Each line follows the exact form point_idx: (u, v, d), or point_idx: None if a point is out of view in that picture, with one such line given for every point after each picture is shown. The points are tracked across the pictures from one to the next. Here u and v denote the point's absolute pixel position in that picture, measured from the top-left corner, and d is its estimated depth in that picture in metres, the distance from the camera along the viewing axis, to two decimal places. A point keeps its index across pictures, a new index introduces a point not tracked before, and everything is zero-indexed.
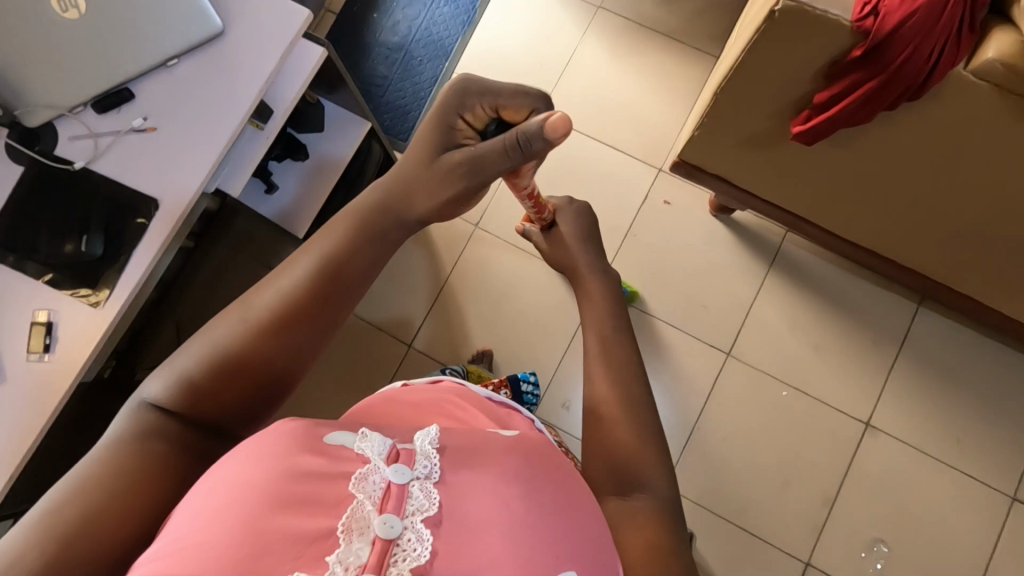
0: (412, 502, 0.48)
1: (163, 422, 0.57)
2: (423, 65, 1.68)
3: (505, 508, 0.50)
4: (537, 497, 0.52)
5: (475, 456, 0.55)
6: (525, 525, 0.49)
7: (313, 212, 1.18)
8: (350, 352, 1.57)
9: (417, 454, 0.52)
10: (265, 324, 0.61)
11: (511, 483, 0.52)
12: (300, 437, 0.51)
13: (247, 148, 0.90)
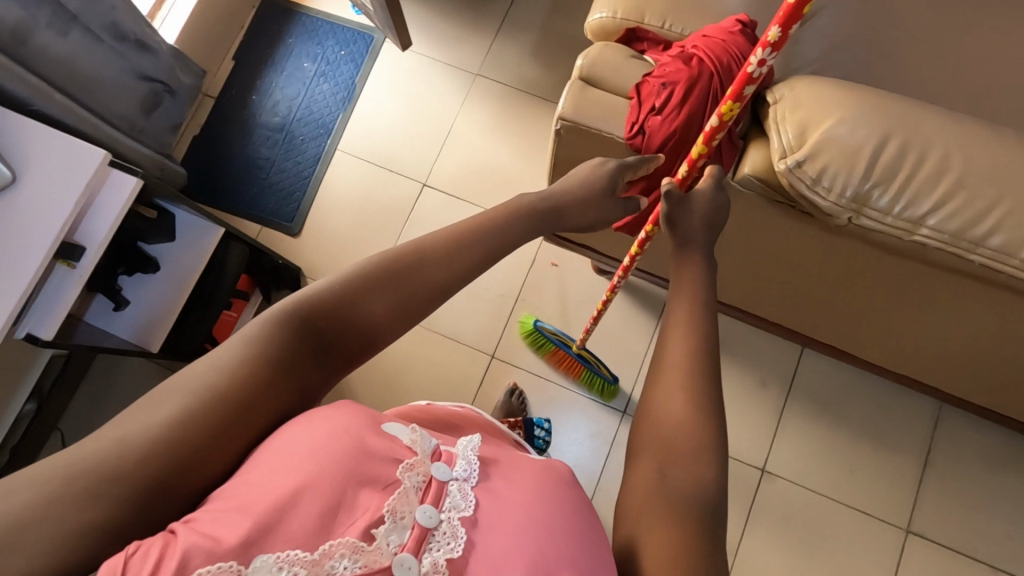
0: (450, 492, 0.53)
1: (303, 339, 0.56)
2: (306, 144, 1.69)
3: (533, 498, 0.54)
4: (562, 502, 0.55)
5: (510, 459, 0.60)
6: (548, 516, 0.53)
7: (165, 327, 1.15)
8: None
9: (458, 456, 0.57)
10: (431, 280, 0.62)
11: (536, 479, 0.57)
12: (361, 419, 0.54)
13: (59, 289, 0.88)
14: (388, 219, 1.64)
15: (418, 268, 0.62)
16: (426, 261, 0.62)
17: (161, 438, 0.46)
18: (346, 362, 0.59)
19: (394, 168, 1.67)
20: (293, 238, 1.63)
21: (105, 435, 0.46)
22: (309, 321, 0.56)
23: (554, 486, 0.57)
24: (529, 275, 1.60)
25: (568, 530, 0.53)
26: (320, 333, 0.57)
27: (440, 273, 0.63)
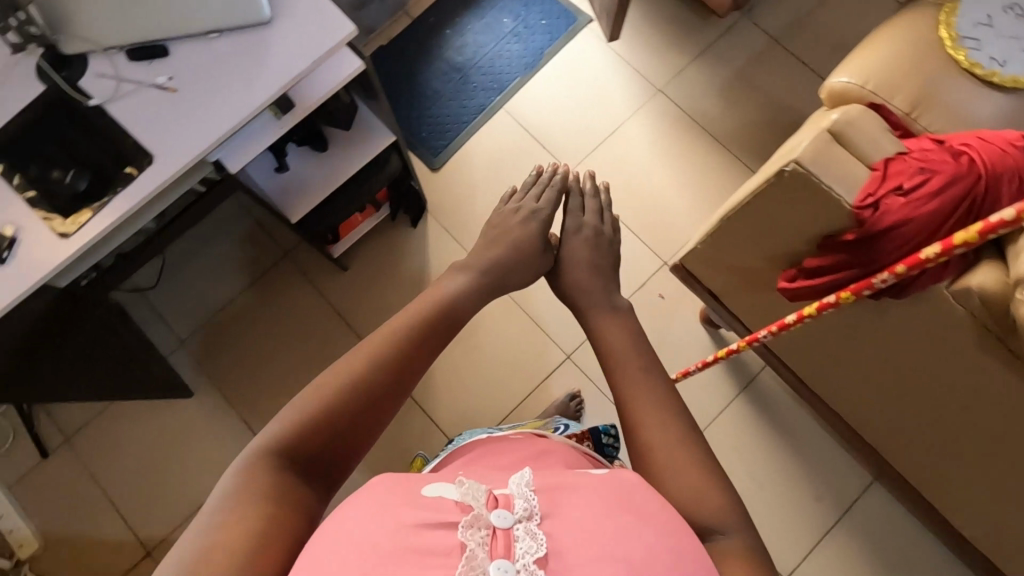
0: (517, 534, 0.48)
1: (283, 470, 0.57)
2: (476, 92, 1.72)
3: (617, 520, 0.50)
4: (648, 525, 0.50)
5: (570, 481, 0.56)
6: (641, 536, 0.49)
7: (310, 203, 1.20)
8: (310, 337, 1.58)
9: (515, 497, 0.51)
10: (377, 367, 0.64)
11: (615, 498, 0.53)
12: (396, 499, 0.53)
13: (257, 132, 0.93)
14: None
15: (368, 370, 0.64)
16: (375, 366, 0.64)
17: (235, 546, 0.49)
18: (330, 476, 0.60)
19: (548, 146, 1.69)
20: (431, 173, 1.67)
21: (187, 552, 0.49)
22: (282, 455, 0.57)
23: (634, 500, 0.53)
24: (632, 297, 1.58)
25: (667, 550, 0.48)
26: (294, 459, 0.58)
27: (386, 371, 0.65)
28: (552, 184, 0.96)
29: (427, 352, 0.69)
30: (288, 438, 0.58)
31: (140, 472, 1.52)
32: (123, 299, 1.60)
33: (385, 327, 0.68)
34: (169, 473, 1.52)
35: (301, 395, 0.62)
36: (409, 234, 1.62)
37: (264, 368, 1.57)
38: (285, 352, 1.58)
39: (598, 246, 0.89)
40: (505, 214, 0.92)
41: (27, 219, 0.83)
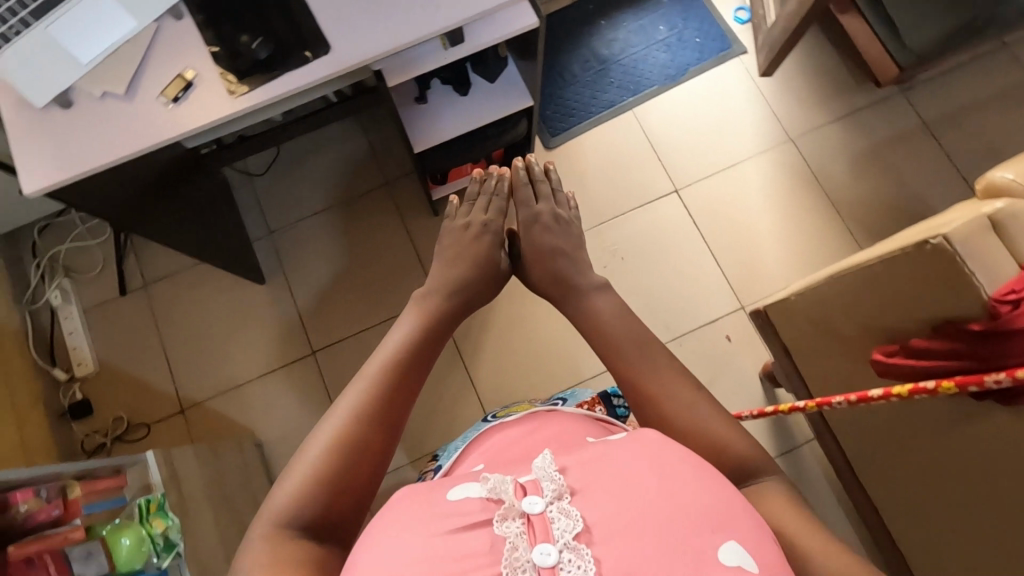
0: (553, 515, 0.48)
1: (298, 540, 0.56)
2: (611, 87, 1.73)
3: (647, 476, 0.49)
4: (685, 478, 0.50)
5: (583, 454, 0.55)
6: (680, 489, 0.48)
7: (435, 140, 1.24)
8: (385, 266, 1.64)
9: (541, 480, 0.51)
10: (364, 418, 0.64)
11: (641, 456, 0.52)
12: (422, 510, 0.51)
13: (422, 56, 0.99)
14: (626, 194, 1.66)
15: (354, 424, 0.63)
16: (360, 418, 0.63)
17: None
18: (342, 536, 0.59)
19: (663, 160, 1.68)
20: (543, 150, 1.69)
21: None
22: (293, 530, 0.56)
23: (661, 456, 0.53)
24: (698, 329, 1.56)
25: (706, 493, 0.49)
26: (306, 529, 0.57)
27: (370, 422, 0.64)
28: (493, 189, 0.99)
29: (405, 391, 0.68)
30: (295, 513, 0.57)
31: (196, 336, 1.62)
32: (230, 177, 1.70)
33: (358, 379, 0.68)
34: (221, 346, 1.61)
35: (294, 463, 0.61)
36: None
37: (334, 280, 1.64)
38: (356, 272, 1.64)
39: (558, 229, 0.93)
40: (456, 232, 0.94)
41: (209, 73, 0.92)
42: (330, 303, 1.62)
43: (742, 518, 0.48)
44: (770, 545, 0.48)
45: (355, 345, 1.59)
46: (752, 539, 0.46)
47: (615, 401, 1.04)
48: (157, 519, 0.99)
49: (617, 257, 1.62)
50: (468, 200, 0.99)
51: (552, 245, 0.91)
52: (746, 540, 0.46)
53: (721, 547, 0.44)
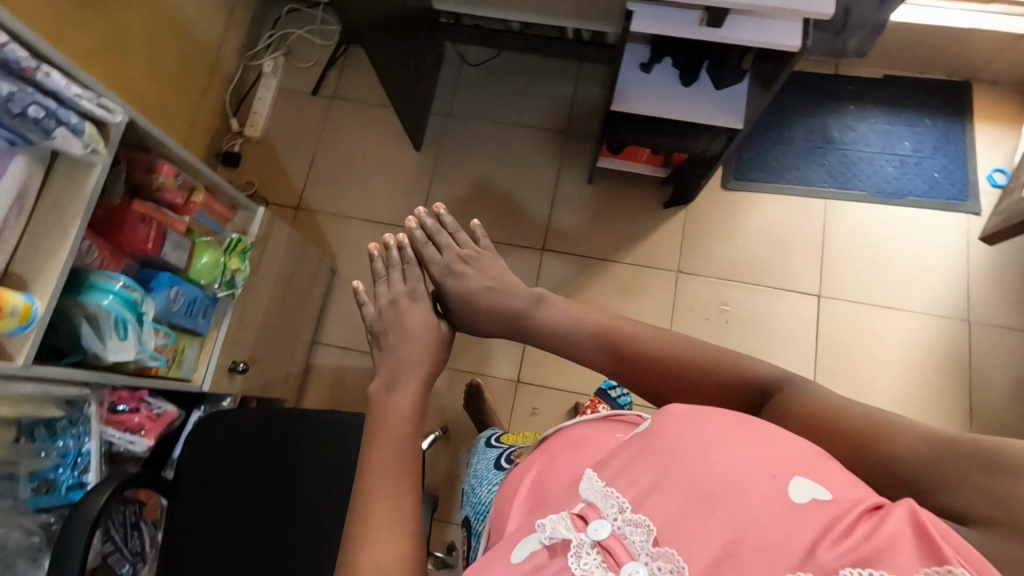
0: (625, 534, 0.47)
1: None
2: (820, 169, 1.64)
3: (691, 449, 0.49)
4: (733, 438, 0.48)
5: (618, 458, 0.53)
6: (731, 454, 0.47)
7: (635, 109, 1.24)
8: (520, 197, 1.69)
9: (597, 505, 0.50)
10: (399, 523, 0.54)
11: (678, 432, 0.51)
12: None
13: (676, 19, 0.98)
14: (769, 269, 1.58)
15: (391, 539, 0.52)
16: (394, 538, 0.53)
17: None
18: None
19: (826, 261, 1.58)
20: (718, 186, 1.65)
21: None
22: None
23: (698, 422, 0.51)
24: None
25: (754, 442, 0.48)
26: None
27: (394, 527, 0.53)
28: (399, 261, 0.74)
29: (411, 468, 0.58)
30: None
31: (343, 157, 1.76)
32: (449, 53, 1.81)
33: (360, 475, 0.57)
34: (355, 177, 1.74)
35: None
36: (654, 208, 1.64)
37: (473, 182, 1.71)
38: (494, 188, 1.70)
39: (484, 270, 0.72)
40: (374, 326, 0.69)
41: None
42: (458, 198, 1.70)
43: (807, 451, 0.47)
44: (836, 460, 0.47)
45: None
46: (826, 467, 0.46)
47: (614, 394, 1.25)
48: (236, 257, 1.12)
49: (722, 317, 1.55)
50: (376, 280, 0.74)
51: (478, 296, 0.70)
52: (810, 468, 0.45)
53: (791, 485, 0.44)
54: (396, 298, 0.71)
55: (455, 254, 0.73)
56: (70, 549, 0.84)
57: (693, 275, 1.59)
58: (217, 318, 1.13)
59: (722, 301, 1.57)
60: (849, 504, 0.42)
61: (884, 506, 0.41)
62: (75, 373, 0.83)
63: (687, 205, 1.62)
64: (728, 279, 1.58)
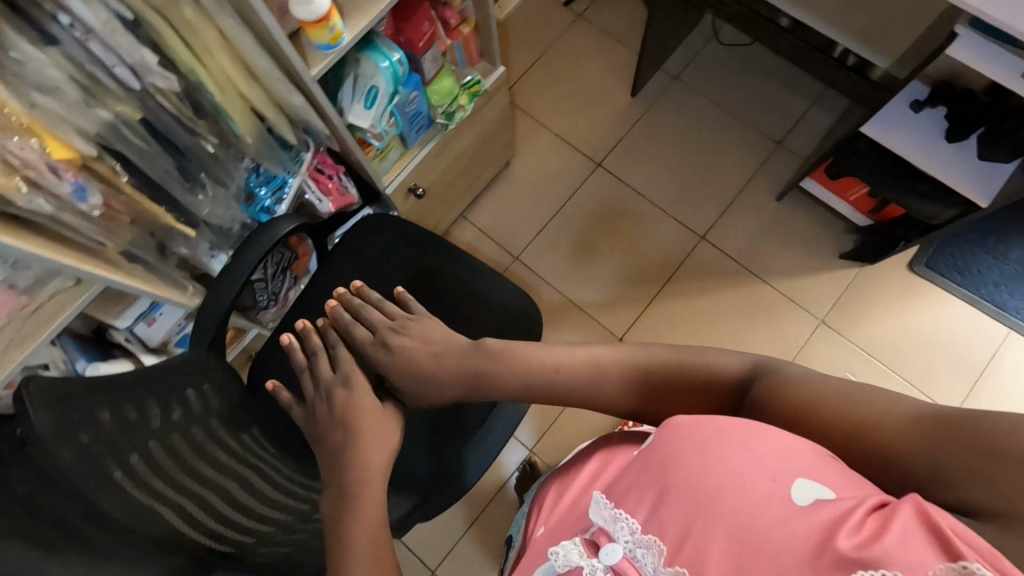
0: (636, 556, 0.60)
1: None
2: (1019, 298, 1.50)
3: (687, 462, 0.61)
4: (731, 452, 0.60)
5: (622, 482, 0.66)
6: (729, 464, 0.59)
7: (884, 141, 1.19)
8: (705, 181, 1.67)
9: (607, 530, 0.64)
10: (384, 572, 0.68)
11: (675, 448, 0.63)
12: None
13: (999, 60, 0.93)
14: (914, 364, 1.49)
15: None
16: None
17: None
18: None
19: (977, 387, 1.46)
20: (903, 263, 1.56)
21: None
22: None
23: (703, 437, 0.62)
24: None
25: (748, 451, 0.59)
26: None
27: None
28: (322, 343, 0.88)
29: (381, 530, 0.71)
30: None
31: (562, 69, 1.78)
32: (705, 21, 1.79)
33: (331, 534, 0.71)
34: (563, 91, 1.77)
35: None
36: (827, 252, 1.58)
37: (667, 148, 1.71)
38: (684, 160, 1.69)
39: (407, 333, 0.86)
40: (323, 413, 0.82)
41: None
42: (646, 155, 1.71)
43: (803, 454, 0.58)
44: (833, 462, 0.58)
45: (622, 193, 1.68)
46: (819, 467, 0.57)
47: None
48: (467, 97, 1.17)
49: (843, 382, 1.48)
50: (309, 369, 0.87)
51: (407, 362, 0.83)
52: (809, 471, 0.57)
53: (788, 488, 0.56)
54: (335, 381, 0.84)
55: (377, 329, 0.87)
56: (253, 252, 0.93)
57: (834, 332, 1.53)
58: (423, 139, 1.21)
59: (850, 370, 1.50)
60: (854, 503, 0.52)
61: (889, 503, 0.51)
62: (336, 116, 0.92)
63: (864, 264, 1.55)
64: (867, 352, 1.51)
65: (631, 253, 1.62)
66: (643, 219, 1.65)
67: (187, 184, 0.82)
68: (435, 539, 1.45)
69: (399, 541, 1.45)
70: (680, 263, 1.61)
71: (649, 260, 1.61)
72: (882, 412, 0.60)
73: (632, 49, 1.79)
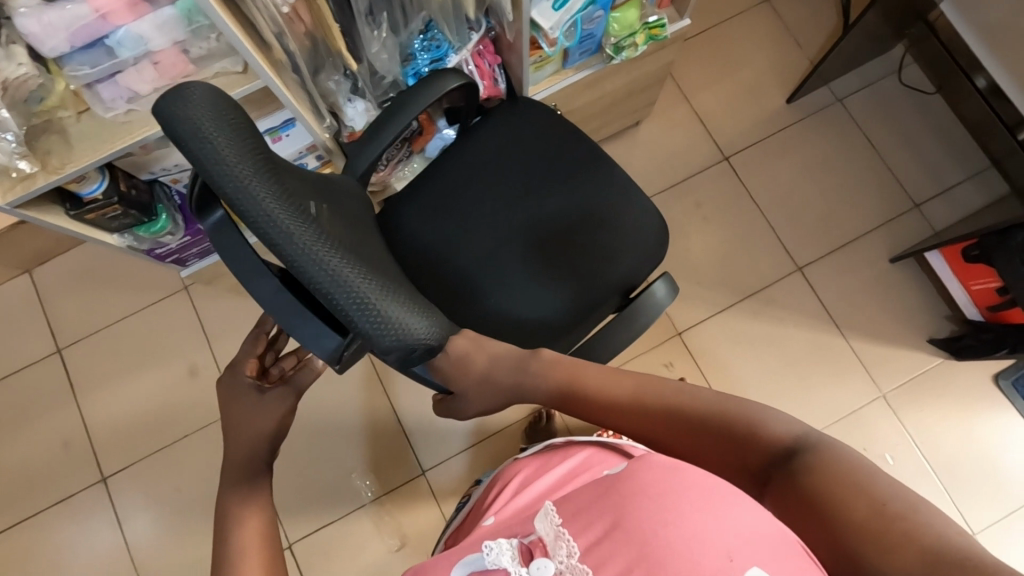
0: None
1: None
2: None
3: (651, 506, 0.52)
4: (693, 508, 0.52)
5: (576, 501, 0.57)
6: (688, 521, 0.51)
7: None
8: (822, 214, 1.59)
9: (545, 540, 0.55)
10: None
11: (645, 488, 0.54)
12: None
13: None
14: (956, 471, 1.43)
15: None
16: None
17: None
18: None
19: (1012, 519, 1.40)
20: (989, 371, 1.48)
21: None
22: None
23: (669, 483, 0.54)
24: None
25: (712, 516, 0.51)
26: None
27: None
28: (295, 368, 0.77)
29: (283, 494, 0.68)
30: None
31: (726, 47, 1.68)
32: (893, 52, 1.67)
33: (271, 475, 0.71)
34: (719, 72, 1.67)
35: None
36: (917, 332, 1.51)
37: (800, 168, 1.62)
38: (811, 184, 1.61)
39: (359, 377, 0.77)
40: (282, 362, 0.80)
41: None
42: (776, 166, 1.62)
43: (767, 545, 0.50)
44: (792, 560, 0.50)
45: (737, 194, 1.61)
46: (779, 559, 0.50)
47: None
48: (643, 38, 1.10)
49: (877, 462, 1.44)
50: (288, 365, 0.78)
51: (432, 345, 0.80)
52: (765, 558, 0.49)
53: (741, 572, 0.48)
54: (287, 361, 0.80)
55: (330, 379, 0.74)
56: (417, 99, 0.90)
57: (891, 410, 1.47)
58: (582, 64, 1.16)
59: (888, 452, 1.45)
60: None
61: None
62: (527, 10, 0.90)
63: (949, 357, 1.48)
64: (914, 442, 1.45)
65: (721, 256, 1.57)
66: (746, 229, 1.58)
67: (369, 19, 0.85)
68: (437, 443, 1.49)
69: (403, 433, 1.50)
70: (766, 284, 1.55)
71: (736, 269, 1.56)
72: (905, 537, 0.50)
73: (807, 52, 1.68)
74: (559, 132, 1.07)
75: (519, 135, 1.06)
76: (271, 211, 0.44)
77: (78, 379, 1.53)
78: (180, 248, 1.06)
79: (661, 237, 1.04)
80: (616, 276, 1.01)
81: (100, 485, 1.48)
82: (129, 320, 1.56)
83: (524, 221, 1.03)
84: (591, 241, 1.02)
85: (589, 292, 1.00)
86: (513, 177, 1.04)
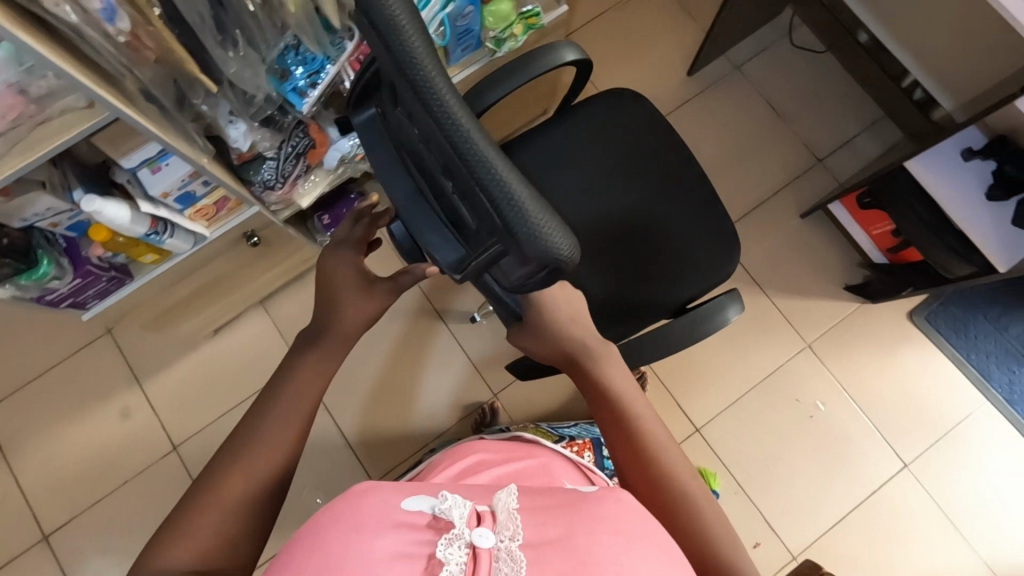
0: (499, 557, 0.50)
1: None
2: (1006, 373, 1.50)
3: (605, 528, 0.53)
4: (642, 536, 0.54)
5: (540, 499, 0.58)
6: (634, 545, 0.52)
7: (927, 181, 1.18)
8: (734, 180, 1.64)
9: (496, 514, 0.54)
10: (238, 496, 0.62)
11: (611, 509, 0.56)
12: (376, 506, 0.53)
13: None
14: (884, 408, 1.50)
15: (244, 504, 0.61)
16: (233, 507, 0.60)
17: None
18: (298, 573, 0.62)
19: (942, 446, 1.47)
20: (904, 309, 1.55)
21: None
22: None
23: (629, 517, 0.55)
24: (759, 511, 1.44)
25: (652, 552, 0.53)
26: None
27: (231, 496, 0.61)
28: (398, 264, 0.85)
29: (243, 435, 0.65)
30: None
31: (623, 28, 1.71)
32: (782, 16, 1.72)
33: None
34: (619, 53, 1.70)
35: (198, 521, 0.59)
36: (834, 281, 1.57)
37: (707, 138, 1.66)
38: (720, 152, 1.66)
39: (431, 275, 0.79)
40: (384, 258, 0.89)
41: None
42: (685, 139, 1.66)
43: None
44: None
45: None
46: None
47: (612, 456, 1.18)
48: (521, 27, 1.13)
49: (810, 410, 1.50)
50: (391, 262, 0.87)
51: None
52: None
53: None
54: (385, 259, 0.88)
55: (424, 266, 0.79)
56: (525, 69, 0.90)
57: (817, 359, 1.53)
58: (467, 61, 1.17)
59: (819, 400, 1.51)
60: None
61: None
62: None
63: (865, 301, 1.55)
64: (842, 386, 1.51)
65: None
66: None
67: (220, 36, 0.83)
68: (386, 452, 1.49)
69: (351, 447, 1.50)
70: None
71: None
72: None
73: (702, 25, 1.73)
74: (662, 135, 1.07)
75: (613, 131, 1.06)
76: (448, 93, 0.38)
77: (6, 439, 1.48)
78: (73, 292, 1.03)
79: (729, 249, 1.04)
80: (668, 290, 1.01)
81: (43, 544, 1.43)
82: (54, 371, 1.52)
83: (602, 207, 1.04)
84: (650, 247, 1.03)
85: (643, 292, 1.01)
86: (589, 176, 1.04)
